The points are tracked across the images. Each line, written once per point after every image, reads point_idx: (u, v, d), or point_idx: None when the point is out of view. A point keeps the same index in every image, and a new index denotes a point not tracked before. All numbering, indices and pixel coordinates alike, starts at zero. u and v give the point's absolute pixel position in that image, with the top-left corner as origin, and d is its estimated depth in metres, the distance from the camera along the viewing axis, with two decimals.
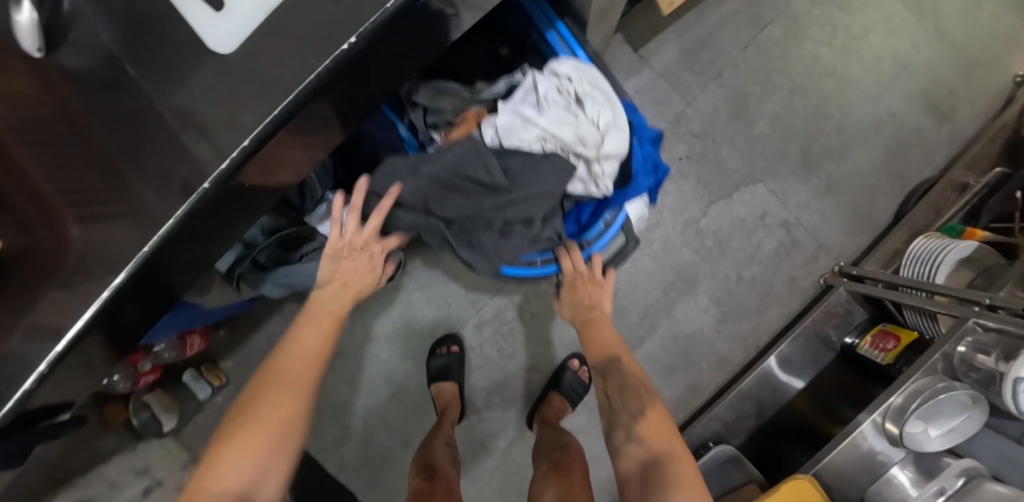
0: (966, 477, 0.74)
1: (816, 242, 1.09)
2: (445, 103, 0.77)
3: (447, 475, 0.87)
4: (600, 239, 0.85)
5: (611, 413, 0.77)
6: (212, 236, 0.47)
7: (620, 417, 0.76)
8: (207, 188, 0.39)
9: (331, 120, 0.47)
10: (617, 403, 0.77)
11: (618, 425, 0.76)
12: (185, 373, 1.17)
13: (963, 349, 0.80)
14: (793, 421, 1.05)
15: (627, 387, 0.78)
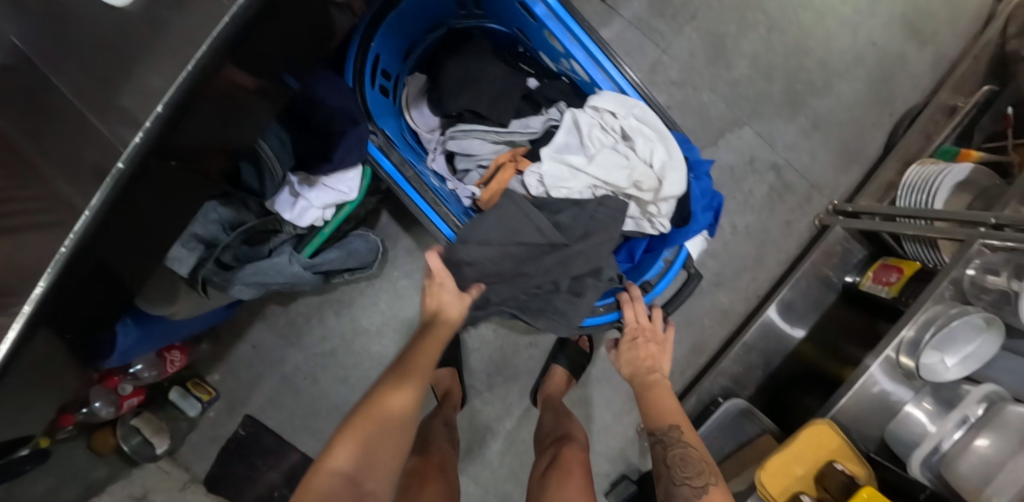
0: (988, 402, 0.72)
1: (807, 183, 1.06)
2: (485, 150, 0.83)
3: (442, 454, 0.87)
4: (662, 278, 0.84)
5: (668, 482, 0.69)
6: (134, 224, 0.42)
7: (680, 489, 0.67)
8: (118, 176, 0.33)
9: (232, 95, 0.42)
10: (676, 474, 0.69)
11: (674, 490, 0.68)
12: (171, 392, 1.10)
13: (972, 271, 0.76)
14: (801, 367, 1.03)
15: (688, 459, 0.70)
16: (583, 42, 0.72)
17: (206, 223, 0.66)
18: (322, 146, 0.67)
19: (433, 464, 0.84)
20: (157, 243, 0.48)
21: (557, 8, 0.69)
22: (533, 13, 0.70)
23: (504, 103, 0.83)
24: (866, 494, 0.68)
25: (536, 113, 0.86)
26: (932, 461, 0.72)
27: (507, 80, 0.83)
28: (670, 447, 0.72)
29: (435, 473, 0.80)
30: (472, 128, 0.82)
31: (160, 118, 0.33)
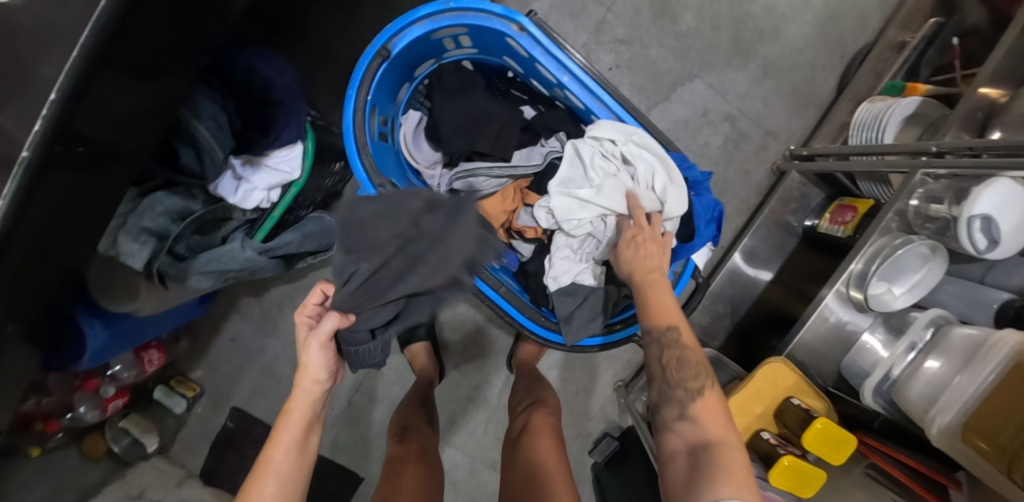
0: (934, 327, 0.72)
1: (762, 131, 1.08)
2: (487, 184, 0.75)
3: (422, 438, 0.87)
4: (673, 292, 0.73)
5: (663, 384, 0.55)
6: (45, 233, 0.41)
7: (675, 392, 0.53)
8: (28, 159, 0.34)
9: (129, 79, 0.42)
10: (671, 377, 0.54)
11: (671, 389, 0.54)
12: (156, 391, 1.13)
13: (915, 202, 0.76)
14: (767, 313, 1.05)
15: (684, 354, 0.55)
16: (577, 76, 0.69)
17: (154, 216, 0.66)
18: (259, 120, 0.68)
19: (412, 452, 0.82)
20: (82, 241, 0.49)
21: (541, 37, 0.67)
22: (522, 47, 0.69)
23: (506, 138, 0.75)
24: (820, 425, 0.69)
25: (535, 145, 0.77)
26: (883, 388, 0.74)
27: (506, 113, 0.75)
28: (675, 350, 0.55)
29: (415, 459, 0.79)
30: (477, 165, 0.74)
31: (56, 105, 0.34)
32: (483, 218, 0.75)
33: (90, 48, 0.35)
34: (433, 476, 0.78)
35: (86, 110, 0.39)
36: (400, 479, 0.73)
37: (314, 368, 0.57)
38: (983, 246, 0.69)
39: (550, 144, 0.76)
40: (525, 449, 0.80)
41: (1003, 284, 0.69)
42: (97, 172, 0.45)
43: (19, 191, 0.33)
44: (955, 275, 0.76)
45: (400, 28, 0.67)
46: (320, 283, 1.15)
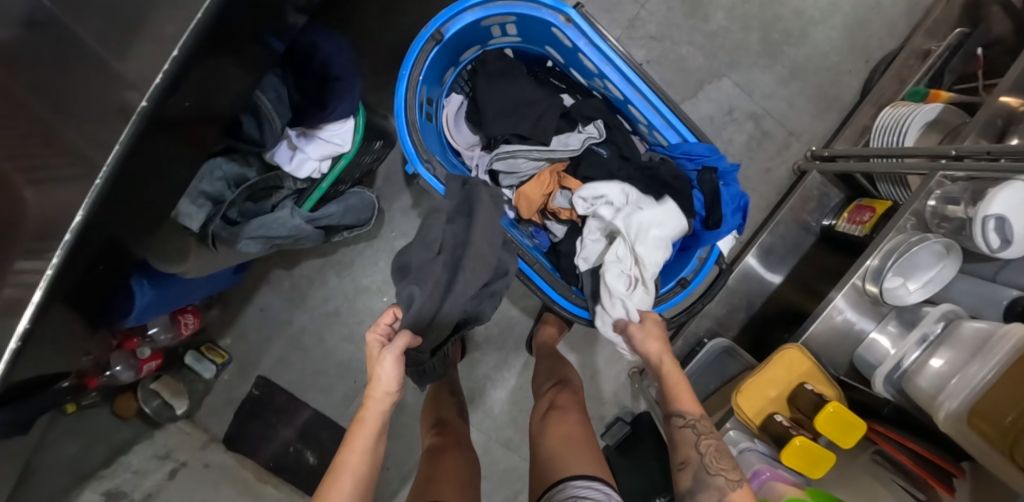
0: (946, 321, 0.75)
1: (785, 131, 1.11)
2: (526, 166, 0.78)
3: (457, 431, 0.91)
4: (698, 275, 0.76)
5: (700, 469, 0.59)
6: (134, 182, 0.44)
7: (714, 480, 0.58)
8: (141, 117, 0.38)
9: (221, 53, 0.46)
10: (709, 464, 0.60)
11: (708, 479, 0.58)
12: (187, 356, 1.17)
13: (933, 203, 0.79)
14: (781, 308, 1.09)
15: (712, 437, 0.62)
16: (618, 67, 0.72)
17: (211, 181, 0.71)
18: (318, 92, 0.72)
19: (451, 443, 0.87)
20: (156, 200, 0.53)
21: (587, 29, 0.70)
22: (567, 37, 0.72)
23: (545, 123, 0.78)
24: (832, 408, 0.73)
25: (573, 130, 0.80)
26: (894, 377, 0.77)
27: (545, 100, 0.78)
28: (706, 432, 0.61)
29: (453, 447, 0.84)
30: (517, 147, 0.77)
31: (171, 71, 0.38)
32: (521, 198, 0.78)
33: (212, 11, 0.39)
34: (473, 461, 0.84)
35: (196, 73, 0.44)
36: (440, 462, 0.79)
37: (386, 381, 0.58)
38: (996, 245, 0.72)
39: (586, 130, 0.79)
40: (554, 424, 0.84)
41: (1015, 282, 0.72)
42: (187, 131, 0.50)
43: (133, 135, 0.37)
44: (969, 273, 0.79)
45: (453, 14, 0.71)
46: (349, 259, 1.19)
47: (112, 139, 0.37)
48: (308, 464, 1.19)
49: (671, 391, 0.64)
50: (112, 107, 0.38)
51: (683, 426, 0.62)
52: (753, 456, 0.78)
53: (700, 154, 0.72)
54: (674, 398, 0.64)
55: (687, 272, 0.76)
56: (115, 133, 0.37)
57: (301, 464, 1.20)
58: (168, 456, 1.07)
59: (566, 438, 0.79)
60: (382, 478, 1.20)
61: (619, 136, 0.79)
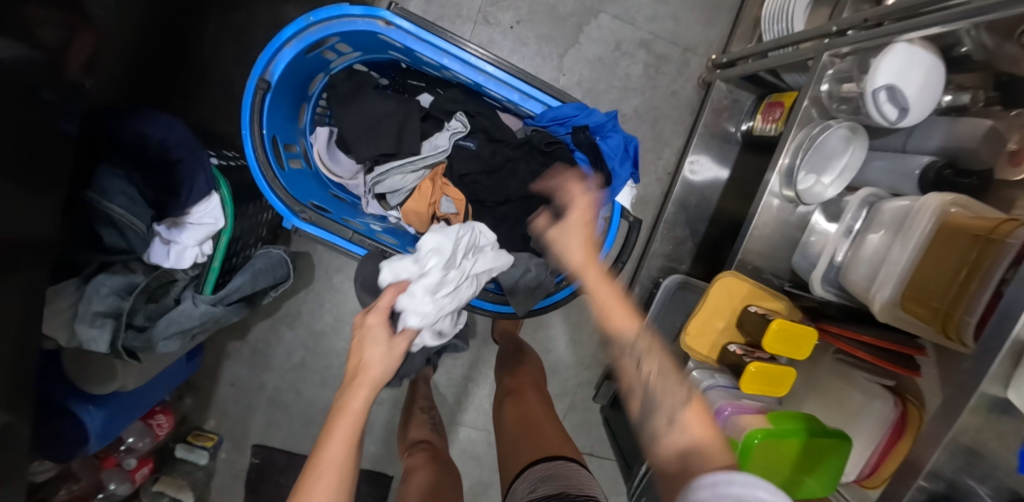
0: (867, 207, 0.72)
1: (680, 47, 1.06)
2: (404, 181, 0.74)
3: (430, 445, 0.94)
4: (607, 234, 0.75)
5: (645, 394, 0.50)
6: None
7: (664, 402, 0.49)
8: None
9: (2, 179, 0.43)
10: (653, 385, 0.51)
11: (658, 399, 0.49)
12: (176, 449, 1.18)
13: (826, 87, 0.75)
14: (724, 225, 1.08)
15: (656, 360, 0.53)
16: (456, 54, 0.67)
17: (102, 299, 0.69)
18: (166, 182, 0.68)
19: (423, 459, 0.89)
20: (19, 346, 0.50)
21: (413, 28, 0.65)
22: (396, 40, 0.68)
23: (408, 133, 0.74)
24: (776, 326, 0.71)
25: (441, 130, 0.76)
26: (830, 276, 0.76)
27: (400, 108, 0.74)
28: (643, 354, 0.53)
29: (432, 463, 0.87)
30: (387, 166, 0.74)
31: None
32: (408, 216, 0.76)
33: None
34: (438, 462, 0.86)
35: None
36: (415, 479, 0.81)
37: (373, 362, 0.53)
38: (893, 116, 0.68)
39: (450, 125, 0.75)
40: (512, 409, 0.90)
41: (923, 148, 0.69)
42: (9, 289, 0.47)
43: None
44: (880, 148, 0.76)
45: (268, 56, 0.65)
46: (298, 309, 1.18)
47: None
48: None
49: (605, 316, 0.56)
50: None
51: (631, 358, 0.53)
52: (716, 394, 0.76)
53: (567, 115, 0.69)
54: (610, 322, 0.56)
55: (596, 237, 0.75)
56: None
57: None
58: None
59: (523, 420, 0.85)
60: None
61: (486, 122, 0.75)
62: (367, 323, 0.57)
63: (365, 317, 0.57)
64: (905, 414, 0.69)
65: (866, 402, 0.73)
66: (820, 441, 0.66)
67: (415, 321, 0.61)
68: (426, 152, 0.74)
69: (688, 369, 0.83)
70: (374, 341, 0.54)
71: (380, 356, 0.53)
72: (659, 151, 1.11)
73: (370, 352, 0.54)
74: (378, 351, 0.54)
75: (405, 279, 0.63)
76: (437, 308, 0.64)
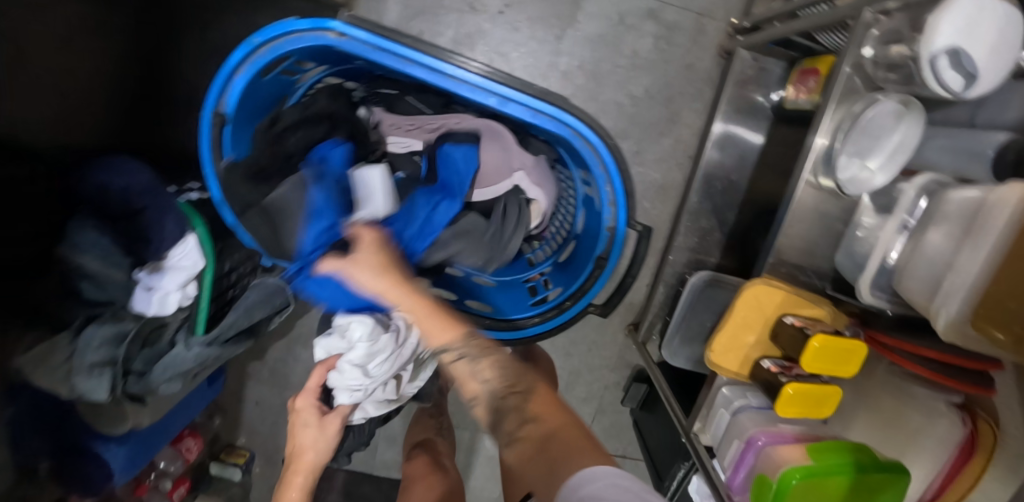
0: (928, 196, 0.60)
1: (694, 12, 0.93)
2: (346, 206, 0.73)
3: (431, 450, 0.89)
4: (614, 250, 0.69)
5: (496, 402, 0.53)
6: None
7: (508, 402, 0.52)
8: None
9: None
10: (487, 386, 0.54)
11: (505, 411, 0.52)
12: (211, 467, 1.22)
13: (869, 51, 0.62)
14: (756, 211, 0.97)
15: (484, 359, 0.57)
16: (421, 61, 0.59)
17: (95, 350, 0.67)
18: (133, 231, 0.65)
19: (424, 465, 0.84)
20: None
21: (365, 37, 0.57)
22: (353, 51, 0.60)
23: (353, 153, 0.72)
24: (817, 344, 0.61)
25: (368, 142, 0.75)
26: (882, 280, 0.64)
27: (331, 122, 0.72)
28: (463, 354, 0.57)
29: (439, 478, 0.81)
30: None
31: None
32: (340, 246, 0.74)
33: None
34: (453, 483, 0.82)
35: None
36: (411, 495, 0.78)
37: (307, 446, 0.69)
38: (959, 84, 0.55)
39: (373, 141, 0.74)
40: None
41: (997, 123, 0.56)
42: None
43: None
44: (941, 121, 0.62)
45: (217, 86, 0.59)
46: (310, 327, 1.17)
47: None
48: None
49: (428, 327, 0.61)
50: None
51: (455, 361, 0.58)
52: (746, 419, 0.68)
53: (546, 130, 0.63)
54: (427, 333, 0.61)
55: (600, 249, 0.70)
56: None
57: None
58: None
59: None
60: None
61: None
62: (298, 406, 0.71)
63: (296, 402, 0.71)
64: (975, 433, 0.57)
65: (926, 424, 0.62)
66: (871, 477, 0.57)
67: (345, 396, 0.70)
68: None
69: (717, 387, 0.74)
70: (306, 425, 0.69)
71: (313, 433, 0.70)
72: (675, 131, 0.98)
73: (308, 435, 0.70)
74: (310, 431, 0.70)
75: (335, 356, 0.69)
76: (367, 379, 0.69)
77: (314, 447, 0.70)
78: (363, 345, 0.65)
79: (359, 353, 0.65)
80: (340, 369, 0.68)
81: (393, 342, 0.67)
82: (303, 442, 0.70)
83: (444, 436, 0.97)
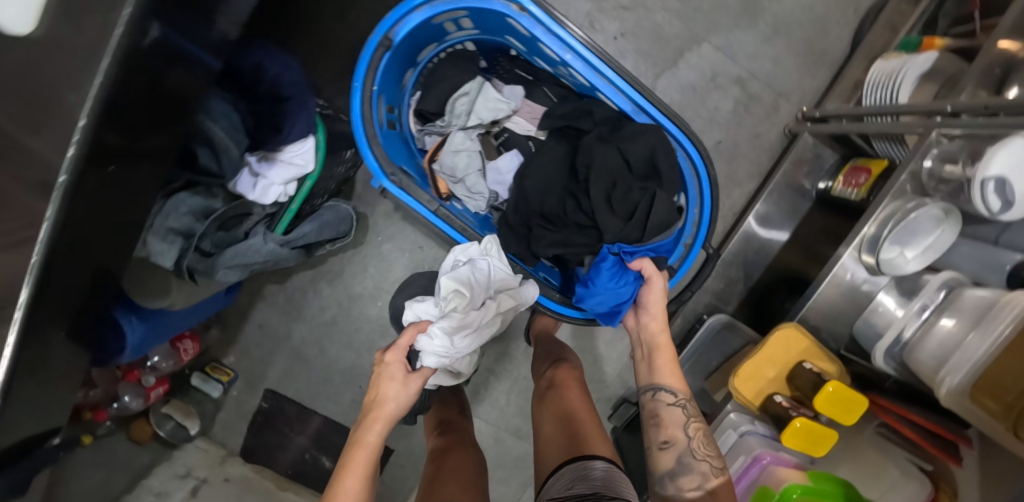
0: (947, 289, 0.72)
1: (773, 91, 1.06)
2: (454, 153, 0.78)
3: (462, 429, 0.92)
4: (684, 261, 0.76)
5: (684, 452, 0.61)
6: (83, 242, 0.44)
7: (698, 463, 0.61)
8: (66, 181, 0.37)
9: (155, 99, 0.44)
10: (696, 447, 0.62)
11: (689, 461, 0.61)
12: (193, 377, 1.21)
13: (928, 163, 0.74)
14: (780, 276, 1.08)
15: (700, 424, 0.65)
16: (580, 53, 0.67)
17: (177, 216, 0.69)
18: (270, 115, 0.69)
19: (452, 440, 0.88)
20: (120, 243, 0.52)
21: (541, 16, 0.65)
22: (523, 26, 0.67)
23: (468, 108, 0.78)
24: (831, 388, 0.70)
25: (483, 96, 0.78)
26: (895, 350, 0.74)
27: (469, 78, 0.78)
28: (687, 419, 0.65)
29: (459, 445, 0.85)
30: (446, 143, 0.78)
31: (84, 133, 0.36)
32: (438, 189, 0.79)
33: (120, 59, 0.36)
34: (477, 456, 0.86)
35: (134, 113, 0.41)
36: (445, 460, 0.80)
37: (388, 399, 0.67)
38: (995, 207, 0.66)
39: (488, 96, 0.78)
40: (555, 402, 0.83)
41: (1015, 246, 0.67)
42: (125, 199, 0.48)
43: (62, 212, 0.38)
44: (969, 235, 0.74)
45: (399, 15, 0.66)
46: (340, 268, 1.20)
47: (42, 216, 0.38)
48: (326, 468, 1.26)
49: (664, 375, 0.68)
50: (33, 182, 0.37)
51: (672, 405, 0.66)
52: (753, 440, 0.77)
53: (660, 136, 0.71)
54: (665, 381, 0.68)
55: (673, 258, 0.76)
56: (36, 235, 0.38)
57: (319, 469, 1.27)
58: (188, 475, 1.12)
59: (568, 416, 0.79)
60: (398, 475, 1.24)
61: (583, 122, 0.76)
62: (387, 360, 0.70)
63: (385, 355, 0.70)
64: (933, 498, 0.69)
65: (900, 481, 0.72)
66: None
67: (432, 360, 0.73)
68: (457, 121, 0.79)
69: (726, 410, 0.83)
70: (391, 377, 0.68)
71: (397, 388, 0.68)
72: (728, 186, 1.10)
73: (389, 390, 0.68)
74: (392, 387, 0.68)
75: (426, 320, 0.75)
76: (452, 347, 0.75)
77: (394, 401, 0.67)
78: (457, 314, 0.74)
79: (454, 321, 0.74)
80: (431, 331, 0.73)
81: (479, 313, 0.76)
82: (383, 396, 0.67)
83: (464, 417, 1.00)
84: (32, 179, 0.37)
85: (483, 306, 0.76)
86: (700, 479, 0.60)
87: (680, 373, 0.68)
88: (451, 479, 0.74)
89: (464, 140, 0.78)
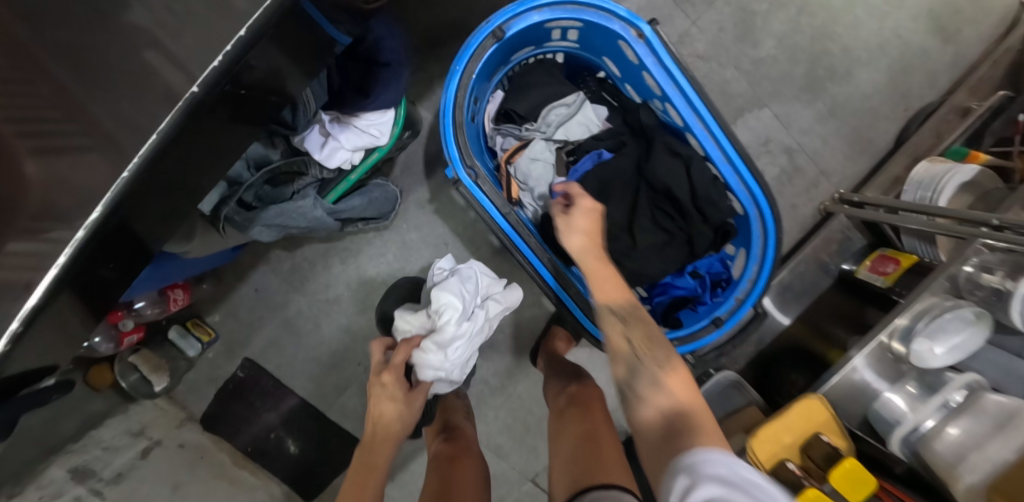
0: (968, 390, 0.74)
1: (817, 169, 1.10)
2: (536, 160, 0.79)
3: (467, 436, 0.90)
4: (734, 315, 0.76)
5: (632, 361, 0.56)
6: (169, 164, 0.43)
7: (645, 367, 0.55)
8: (196, 94, 0.38)
9: (292, 45, 0.47)
10: (641, 355, 0.57)
11: (640, 372, 0.55)
12: (171, 330, 1.11)
13: (969, 268, 0.78)
14: (790, 345, 1.10)
15: (641, 327, 0.60)
16: (684, 91, 0.69)
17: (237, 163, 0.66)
18: (363, 78, 0.65)
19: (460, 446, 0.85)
20: (192, 180, 0.51)
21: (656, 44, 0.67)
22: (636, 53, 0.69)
23: (556, 120, 0.80)
24: (849, 464, 0.72)
25: (574, 117, 0.80)
26: (910, 439, 0.76)
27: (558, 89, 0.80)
28: (624, 327, 0.60)
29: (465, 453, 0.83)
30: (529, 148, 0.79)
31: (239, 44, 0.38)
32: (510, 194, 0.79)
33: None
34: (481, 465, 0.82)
35: (274, 41, 0.43)
36: (454, 469, 0.78)
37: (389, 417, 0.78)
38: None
39: (580, 116, 0.80)
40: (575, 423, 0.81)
41: None
42: (214, 127, 0.46)
43: (174, 125, 0.38)
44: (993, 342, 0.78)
45: (520, 11, 0.66)
46: (357, 248, 1.15)
47: (152, 129, 0.38)
48: (288, 452, 1.18)
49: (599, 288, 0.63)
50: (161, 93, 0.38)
51: (614, 321, 0.60)
52: None
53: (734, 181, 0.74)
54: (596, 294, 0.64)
55: (723, 310, 0.76)
56: (135, 149, 0.38)
57: (283, 453, 1.18)
58: (141, 434, 1.03)
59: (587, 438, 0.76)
60: None
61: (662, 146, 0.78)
62: (385, 380, 0.80)
63: (383, 376, 0.80)
64: None
65: None
66: None
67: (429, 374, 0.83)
68: (540, 129, 0.80)
69: None
70: (390, 397, 0.79)
71: (396, 408, 0.79)
72: None
73: (388, 408, 0.79)
74: (391, 406, 0.79)
75: (420, 339, 0.83)
76: (446, 360, 0.84)
77: (394, 418, 0.78)
78: (451, 326, 0.83)
79: (446, 334, 0.83)
80: (423, 349, 0.83)
81: (471, 318, 0.88)
82: (384, 414, 0.79)
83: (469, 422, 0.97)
84: (156, 90, 0.38)
85: (475, 312, 0.89)
86: (652, 383, 0.53)
87: (616, 279, 0.63)
88: (460, 492, 0.71)
89: (541, 151, 0.79)
